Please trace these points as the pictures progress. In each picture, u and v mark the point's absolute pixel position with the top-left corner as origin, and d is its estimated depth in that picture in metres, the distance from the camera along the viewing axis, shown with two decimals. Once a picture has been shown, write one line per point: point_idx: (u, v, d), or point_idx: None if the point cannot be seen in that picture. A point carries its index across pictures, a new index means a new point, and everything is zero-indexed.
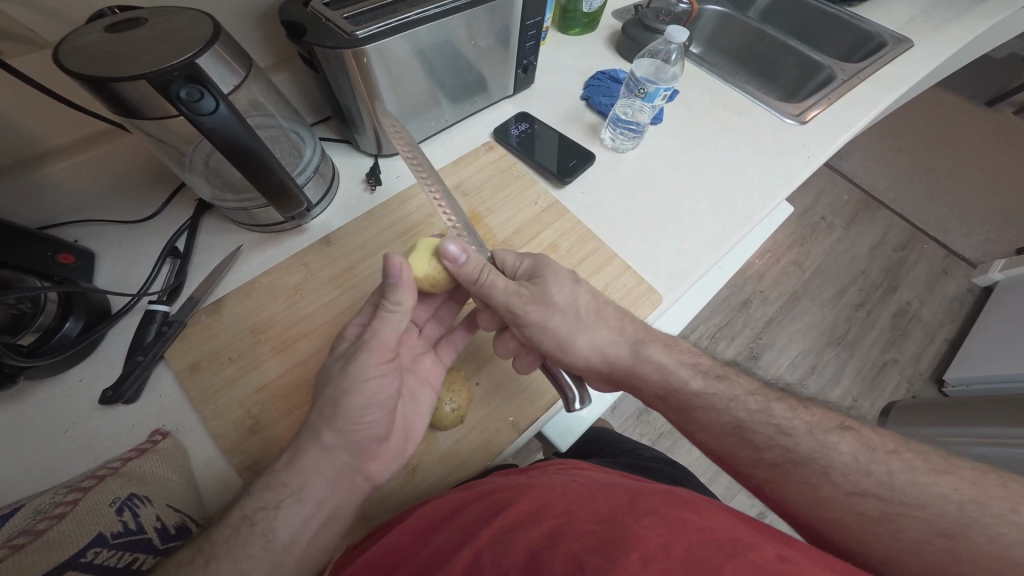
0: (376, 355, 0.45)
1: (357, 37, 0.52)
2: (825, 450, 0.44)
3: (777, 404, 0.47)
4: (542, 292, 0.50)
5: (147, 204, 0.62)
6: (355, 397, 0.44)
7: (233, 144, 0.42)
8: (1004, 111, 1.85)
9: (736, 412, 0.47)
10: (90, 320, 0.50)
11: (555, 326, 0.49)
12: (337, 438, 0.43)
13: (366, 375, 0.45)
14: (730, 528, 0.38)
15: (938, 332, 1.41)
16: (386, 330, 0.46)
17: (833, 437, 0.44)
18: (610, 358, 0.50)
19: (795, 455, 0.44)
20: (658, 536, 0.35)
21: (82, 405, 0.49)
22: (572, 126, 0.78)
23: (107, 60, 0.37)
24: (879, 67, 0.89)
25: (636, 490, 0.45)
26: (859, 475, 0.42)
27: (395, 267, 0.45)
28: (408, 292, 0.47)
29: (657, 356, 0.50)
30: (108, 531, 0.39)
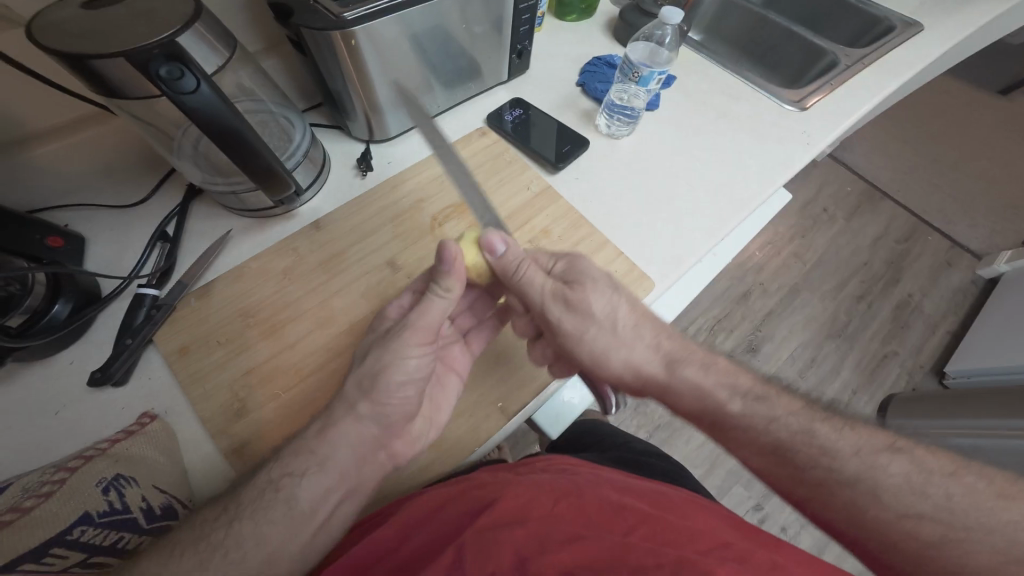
0: (417, 335, 0.48)
1: (345, 19, 0.51)
2: (874, 472, 0.45)
3: (821, 424, 0.48)
4: (579, 298, 0.50)
5: (135, 189, 0.61)
6: (394, 373, 0.47)
7: (217, 125, 0.42)
8: (1015, 100, 1.81)
9: (777, 433, 0.48)
10: (79, 303, 0.50)
11: (591, 338, 0.51)
12: (369, 409, 0.46)
13: (405, 353, 0.48)
14: (715, 531, 0.41)
15: (941, 324, 1.39)
16: (430, 314, 0.48)
17: (881, 459, 0.46)
18: (645, 376, 0.52)
19: (841, 476, 0.45)
20: (649, 548, 0.37)
21: (72, 387, 0.49)
22: (568, 113, 0.77)
23: (85, 37, 0.37)
24: (885, 52, 0.86)
25: (624, 491, 0.46)
26: (915, 497, 0.44)
27: (448, 255, 0.46)
28: (458, 279, 0.48)
29: (693, 376, 0.51)
30: (94, 509, 0.39)
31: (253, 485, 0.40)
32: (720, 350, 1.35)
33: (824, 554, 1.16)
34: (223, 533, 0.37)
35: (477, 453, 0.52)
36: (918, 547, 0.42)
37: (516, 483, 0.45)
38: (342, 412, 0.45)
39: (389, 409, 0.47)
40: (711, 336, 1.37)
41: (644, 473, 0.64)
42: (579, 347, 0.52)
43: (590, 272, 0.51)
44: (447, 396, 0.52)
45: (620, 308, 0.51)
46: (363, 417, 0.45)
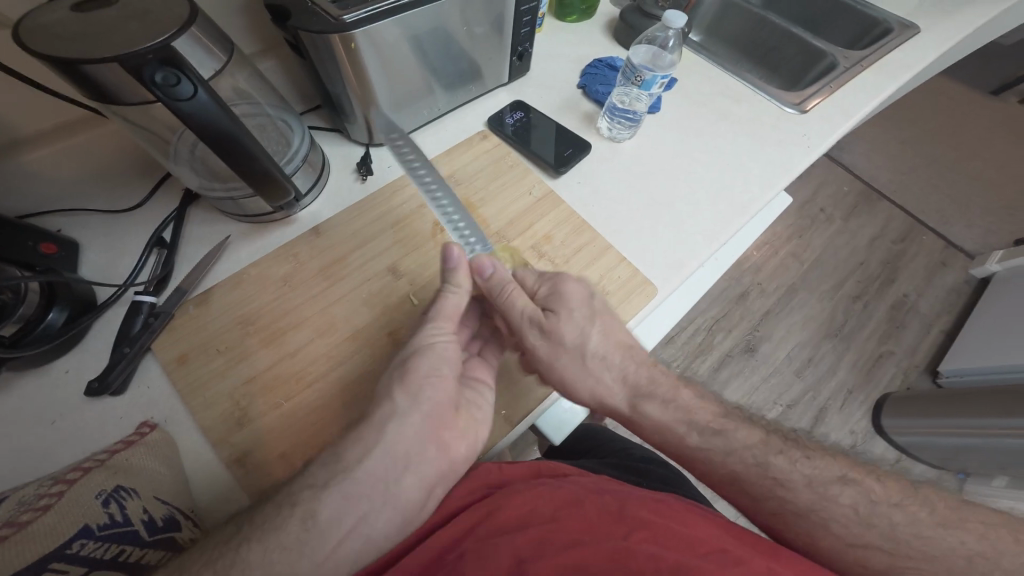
0: (440, 323, 0.51)
1: (344, 22, 0.51)
2: (826, 501, 0.47)
3: (777, 456, 0.50)
4: (553, 325, 0.52)
5: (132, 194, 0.60)
6: (422, 358, 0.49)
7: (214, 132, 0.41)
8: (1010, 100, 1.82)
9: (734, 465, 0.50)
10: (75, 311, 0.50)
11: (561, 367, 0.52)
12: (407, 400, 0.46)
13: (430, 338, 0.50)
14: (714, 538, 0.41)
15: (935, 324, 1.41)
16: (448, 306, 0.52)
17: (836, 491, 0.48)
18: (608, 406, 0.54)
19: (796, 505, 0.47)
20: (647, 552, 0.38)
21: (68, 396, 0.48)
22: (569, 115, 0.76)
23: (76, 41, 0.36)
24: (883, 55, 0.87)
25: (624, 494, 0.46)
26: (862, 527, 0.46)
27: (454, 255, 0.52)
28: (464, 275, 0.53)
29: (654, 414, 0.53)
30: (98, 521, 0.39)
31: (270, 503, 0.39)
32: (718, 350, 1.36)
33: None
34: (230, 558, 0.35)
35: (479, 463, 0.52)
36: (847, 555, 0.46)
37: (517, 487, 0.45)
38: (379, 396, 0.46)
39: (425, 399, 0.47)
40: (709, 336, 1.38)
41: (644, 478, 0.64)
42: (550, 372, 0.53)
43: (569, 300, 0.53)
44: (483, 398, 0.51)
45: (592, 336, 0.53)
46: (401, 407, 0.46)
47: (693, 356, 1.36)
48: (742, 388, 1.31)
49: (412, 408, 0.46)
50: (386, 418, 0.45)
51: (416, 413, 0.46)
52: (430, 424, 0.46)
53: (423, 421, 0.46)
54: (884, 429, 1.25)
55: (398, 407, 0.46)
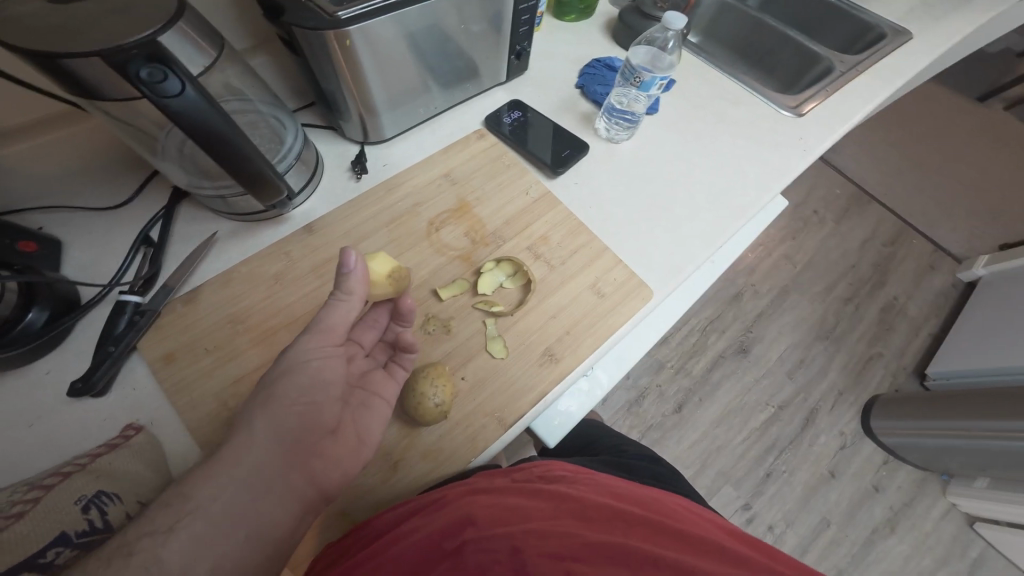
0: (324, 337, 0.44)
1: (339, 18, 0.50)
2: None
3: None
4: None
5: (119, 190, 0.58)
6: (294, 377, 0.42)
7: (203, 130, 0.40)
8: (996, 106, 1.85)
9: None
10: (56, 311, 0.48)
11: None
12: (265, 424, 0.40)
13: (308, 354, 0.44)
14: (710, 535, 0.41)
15: (923, 326, 1.43)
16: (333, 318, 0.44)
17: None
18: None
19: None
20: (646, 549, 0.37)
21: (48, 399, 0.47)
22: (566, 115, 0.76)
23: (56, 33, 0.34)
24: (878, 60, 0.87)
25: (622, 495, 0.45)
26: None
27: (351, 260, 0.43)
28: (358, 283, 0.45)
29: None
30: (75, 529, 0.38)
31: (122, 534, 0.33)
32: (712, 351, 1.37)
33: (809, 550, 1.19)
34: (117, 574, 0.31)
35: (475, 464, 0.52)
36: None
37: (514, 488, 0.45)
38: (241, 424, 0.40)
39: (288, 423, 0.41)
40: (703, 337, 1.39)
41: (635, 475, 0.64)
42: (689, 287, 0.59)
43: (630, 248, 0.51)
44: (373, 419, 0.48)
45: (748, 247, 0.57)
46: (257, 432, 0.40)
47: (687, 356, 1.37)
48: (734, 389, 1.32)
49: (271, 432, 0.40)
50: (237, 446, 0.39)
51: (271, 440, 0.40)
52: (288, 452, 0.40)
53: (279, 448, 0.40)
54: (872, 430, 1.26)
55: (253, 432, 0.40)
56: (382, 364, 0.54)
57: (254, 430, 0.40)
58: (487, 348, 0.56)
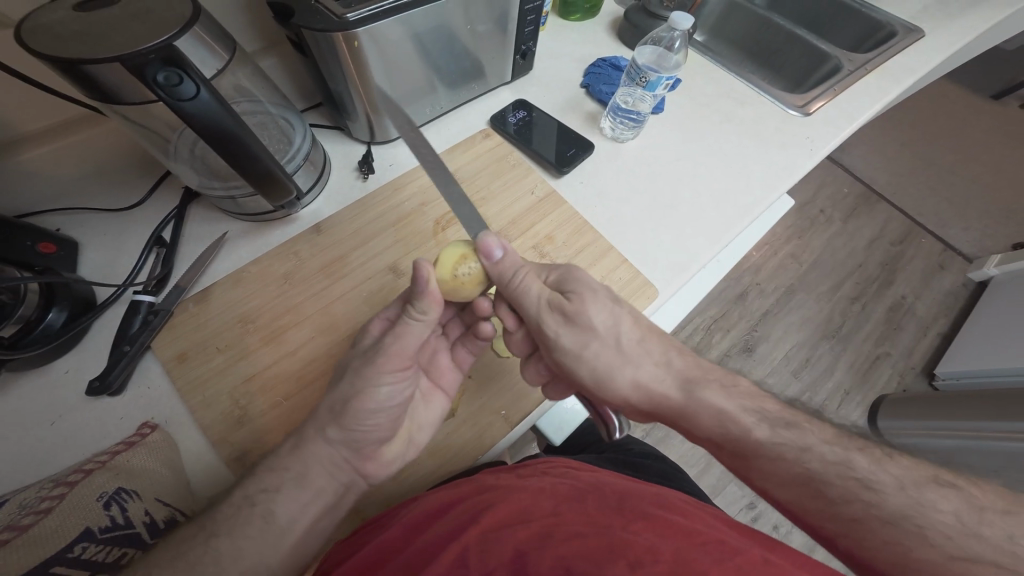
0: (390, 361, 0.46)
1: (348, 19, 0.50)
2: (924, 508, 0.39)
3: (859, 455, 0.43)
4: (578, 311, 0.48)
5: (132, 192, 0.59)
6: (365, 401, 0.44)
7: (216, 132, 0.40)
8: (1009, 104, 1.82)
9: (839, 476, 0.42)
10: (74, 311, 0.49)
11: (591, 354, 0.50)
12: (340, 433, 0.44)
13: (378, 381, 0.45)
14: (710, 530, 0.40)
15: (932, 326, 1.42)
16: (406, 339, 0.47)
17: (928, 495, 0.40)
18: (655, 397, 0.50)
19: (882, 512, 0.40)
20: (646, 542, 0.36)
21: (69, 396, 0.48)
22: (571, 115, 0.76)
23: (77, 39, 0.35)
24: (887, 58, 0.86)
25: (624, 491, 0.45)
26: (972, 539, 0.38)
27: (422, 278, 0.44)
28: (434, 301, 0.46)
29: (719, 402, 0.47)
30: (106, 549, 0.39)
31: (229, 502, 0.39)
32: (716, 350, 1.36)
33: (815, 550, 1.18)
34: (201, 550, 0.36)
35: (481, 460, 0.52)
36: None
37: (514, 484, 0.44)
38: (312, 432, 0.43)
39: (359, 435, 0.45)
40: (708, 335, 1.38)
41: (640, 473, 0.65)
42: (581, 364, 0.50)
43: (587, 282, 0.49)
44: (430, 413, 0.51)
45: (623, 322, 0.50)
46: (331, 441, 0.43)
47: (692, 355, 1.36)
48: None
49: (343, 442, 0.44)
50: (308, 455, 0.42)
51: (342, 447, 0.44)
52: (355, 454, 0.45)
53: (349, 452, 0.45)
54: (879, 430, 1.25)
55: (327, 440, 0.43)
56: (449, 344, 0.57)
57: (329, 438, 0.43)
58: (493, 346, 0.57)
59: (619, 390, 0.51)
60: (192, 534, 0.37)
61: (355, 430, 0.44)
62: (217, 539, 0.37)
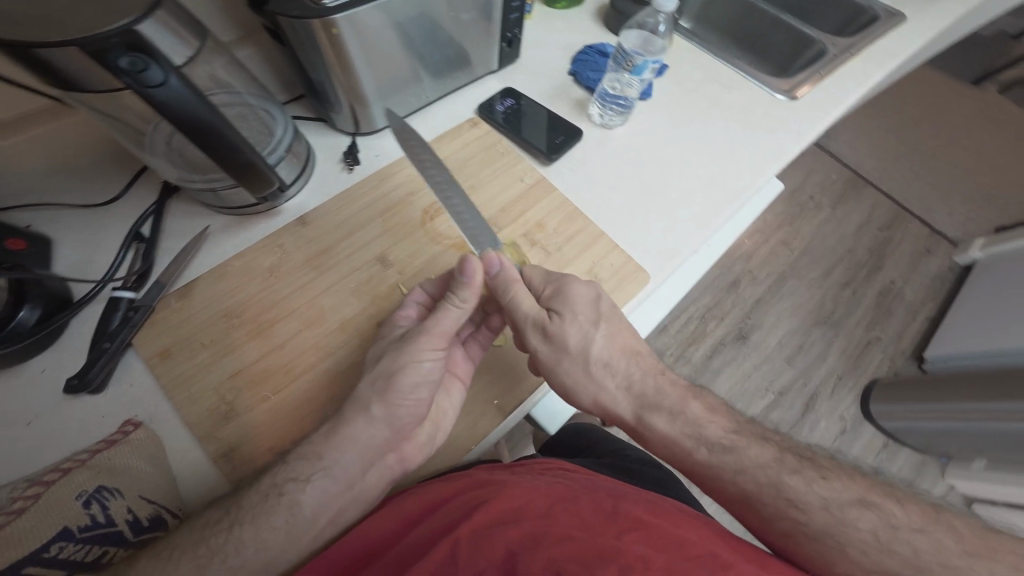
0: (430, 340, 0.48)
1: (325, 6, 0.49)
2: (843, 526, 0.42)
3: (793, 476, 0.45)
4: (556, 330, 0.50)
5: (107, 187, 0.58)
6: (407, 376, 0.47)
7: (189, 121, 0.39)
8: (990, 89, 1.85)
9: (753, 487, 0.46)
10: (49, 309, 0.47)
11: (563, 371, 0.51)
12: (382, 411, 0.46)
13: (419, 357, 0.48)
14: (705, 540, 0.38)
15: (920, 310, 1.44)
16: (443, 322, 0.49)
17: (848, 514, 0.43)
18: (610, 413, 0.53)
19: (808, 529, 0.43)
20: (638, 550, 0.34)
21: (45, 395, 0.46)
22: (559, 102, 0.75)
23: (31, 24, 0.34)
24: (871, 42, 0.87)
25: (619, 495, 0.43)
26: (882, 554, 0.41)
27: (470, 268, 0.49)
28: (473, 292, 0.50)
29: (662, 428, 0.50)
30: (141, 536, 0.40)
31: (257, 490, 0.40)
32: (710, 339, 1.37)
33: None
34: (223, 536, 0.38)
35: (472, 455, 0.52)
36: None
37: (509, 481, 0.43)
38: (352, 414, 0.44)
39: (389, 418, 0.45)
40: (702, 324, 1.39)
41: (635, 480, 0.64)
42: (552, 377, 0.51)
43: (573, 305, 0.50)
44: (451, 400, 0.51)
45: (595, 340, 0.51)
46: (373, 418, 0.45)
47: (686, 344, 1.37)
48: (733, 376, 1.33)
49: (385, 419, 0.46)
50: (356, 427, 0.44)
51: (386, 430, 0.46)
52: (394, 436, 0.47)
53: (388, 431, 0.46)
54: (871, 414, 1.27)
55: (372, 416, 0.45)
56: (461, 340, 0.56)
57: (372, 413, 0.45)
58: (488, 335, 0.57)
59: (584, 402, 0.53)
60: (217, 519, 0.39)
61: (399, 404, 0.46)
62: (241, 527, 0.38)
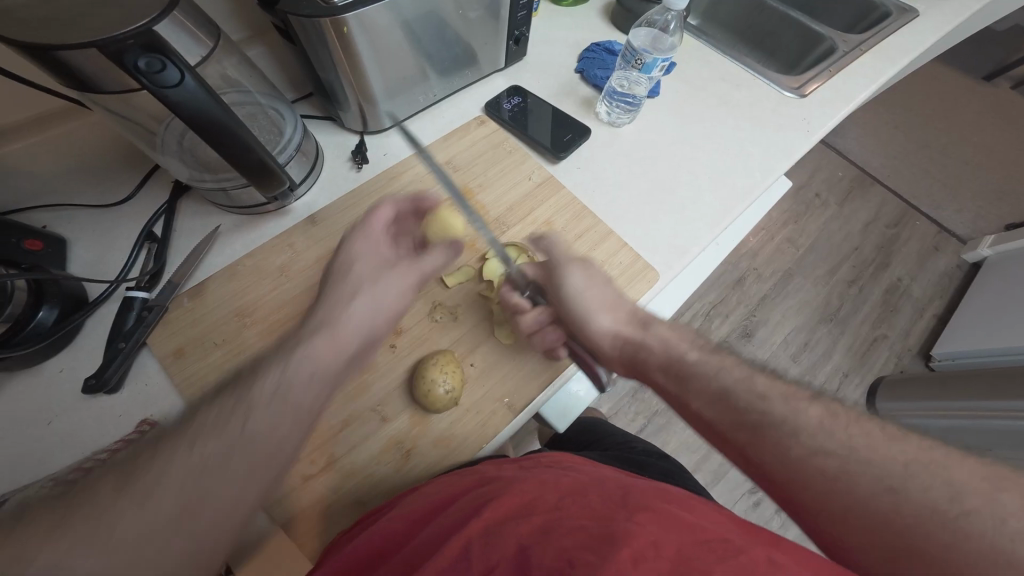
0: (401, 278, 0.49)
1: (335, 5, 0.49)
2: (794, 415, 0.39)
3: (760, 376, 0.43)
4: (583, 267, 0.54)
5: (119, 187, 0.58)
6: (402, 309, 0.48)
7: (203, 121, 0.39)
8: (1001, 86, 1.82)
9: (723, 381, 0.44)
10: (66, 308, 0.48)
11: (585, 296, 0.52)
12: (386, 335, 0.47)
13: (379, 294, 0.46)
14: (716, 526, 0.36)
15: (928, 308, 1.43)
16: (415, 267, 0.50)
17: (804, 404, 0.40)
18: (625, 341, 0.51)
19: (765, 418, 0.40)
20: (648, 535, 0.33)
21: (63, 395, 0.47)
22: (566, 100, 0.75)
23: (50, 26, 0.34)
24: (882, 38, 0.86)
25: (628, 484, 0.42)
26: (828, 439, 0.38)
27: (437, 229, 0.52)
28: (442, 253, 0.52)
29: (665, 334, 0.50)
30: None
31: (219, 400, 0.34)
32: (716, 335, 1.37)
33: None
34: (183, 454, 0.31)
35: (484, 452, 0.52)
36: (827, 484, 0.36)
37: (518, 478, 0.42)
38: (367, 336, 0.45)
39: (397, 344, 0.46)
40: (708, 321, 1.39)
41: (645, 473, 0.64)
42: (573, 302, 0.52)
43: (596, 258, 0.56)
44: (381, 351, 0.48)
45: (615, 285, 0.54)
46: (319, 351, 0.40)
47: None
48: None
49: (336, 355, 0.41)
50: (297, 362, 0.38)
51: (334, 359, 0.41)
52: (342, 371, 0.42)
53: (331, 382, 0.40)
54: (878, 412, 1.26)
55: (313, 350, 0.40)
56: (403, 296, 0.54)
57: None
58: (493, 334, 0.56)
59: (601, 330, 0.51)
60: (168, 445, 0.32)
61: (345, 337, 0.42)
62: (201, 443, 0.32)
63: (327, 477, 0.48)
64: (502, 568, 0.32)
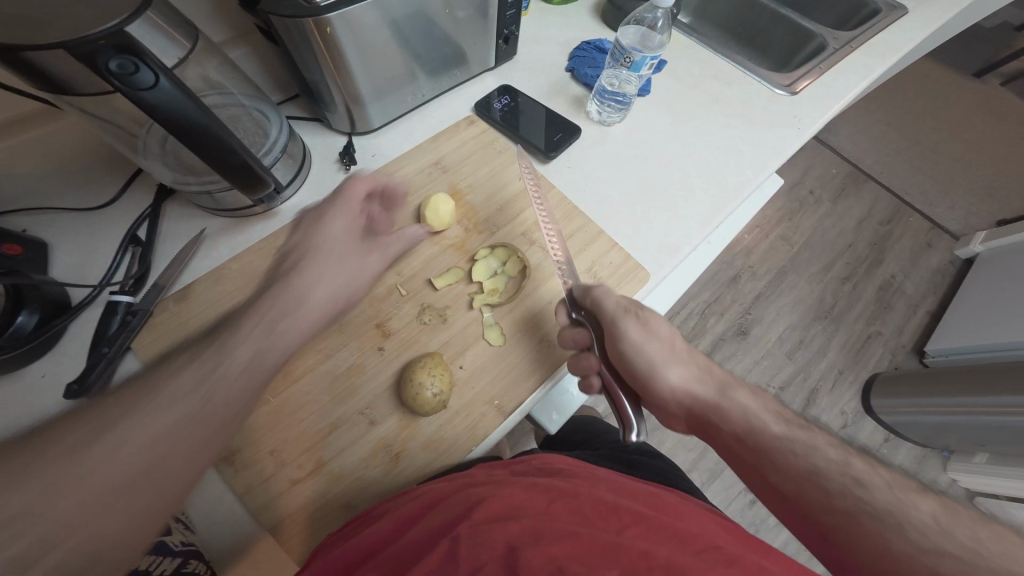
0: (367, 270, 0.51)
1: (318, 4, 0.48)
2: (902, 507, 0.41)
3: (857, 459, 0.45)
4: (649, 317, 0.51)
5: (102, 191, 0.57)
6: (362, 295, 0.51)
7: (181, 123, 0.38)
8: (992, 82, 1.83)
9: (814, 459, 0.45)
10: (48, 313, 0.47)
11: (651, 352, 0.50)
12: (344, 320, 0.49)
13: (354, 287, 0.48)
14: (706, 533, 0.36)
15: (922, 304, 1.43)
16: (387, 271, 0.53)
17: (911, 496, 0.42)
18: (697, 399, 0.50)
19: (870, 506, 0.41)
20: (640, 545, 0.33)
21: (44, 400, 0.46)
22: (557, 99, 0.75)
23: (20, 28, 0.33)
24: (872, 36, 0.86)
25: (618, 489, 0.41)
26: (941, 536, 0.39)
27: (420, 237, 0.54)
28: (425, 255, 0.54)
29: (744, 400, 0.49)
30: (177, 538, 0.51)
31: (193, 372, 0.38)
32: (711, 334, 1.37)
33: None
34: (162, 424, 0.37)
35: (474, 455, 0.51)
36: None
37: (507, 481, 0.42)
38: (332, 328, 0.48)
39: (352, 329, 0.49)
40: (703, 319, 1.39)
41: (637, 471, 0.63)
42: (636, 357, 0.50)
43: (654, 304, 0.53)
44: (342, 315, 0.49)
45: (677, 333, 0.52)
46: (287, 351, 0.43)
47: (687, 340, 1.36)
48: (734, 371, 1.32)
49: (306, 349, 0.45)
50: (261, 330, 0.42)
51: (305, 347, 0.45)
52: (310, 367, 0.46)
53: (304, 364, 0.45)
54: (872, 409, 1.27)
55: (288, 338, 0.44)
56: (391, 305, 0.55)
57: None
58: (483, 335, 0.56)
59: (670, 388, 0.50)
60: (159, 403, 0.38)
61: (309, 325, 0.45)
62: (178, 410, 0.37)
63: (315, 482, 0.48)
64: (490, 569, 0.32)
